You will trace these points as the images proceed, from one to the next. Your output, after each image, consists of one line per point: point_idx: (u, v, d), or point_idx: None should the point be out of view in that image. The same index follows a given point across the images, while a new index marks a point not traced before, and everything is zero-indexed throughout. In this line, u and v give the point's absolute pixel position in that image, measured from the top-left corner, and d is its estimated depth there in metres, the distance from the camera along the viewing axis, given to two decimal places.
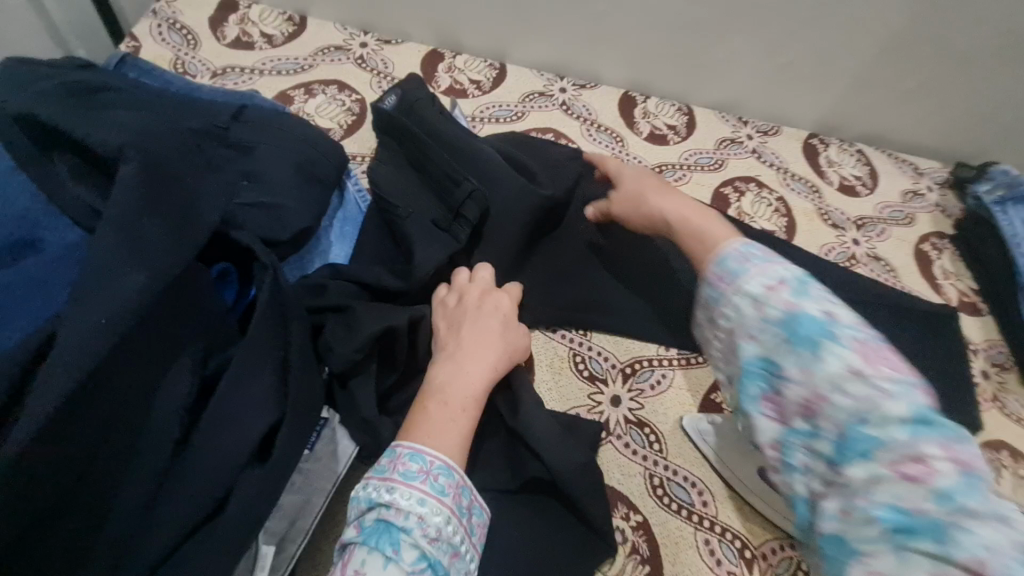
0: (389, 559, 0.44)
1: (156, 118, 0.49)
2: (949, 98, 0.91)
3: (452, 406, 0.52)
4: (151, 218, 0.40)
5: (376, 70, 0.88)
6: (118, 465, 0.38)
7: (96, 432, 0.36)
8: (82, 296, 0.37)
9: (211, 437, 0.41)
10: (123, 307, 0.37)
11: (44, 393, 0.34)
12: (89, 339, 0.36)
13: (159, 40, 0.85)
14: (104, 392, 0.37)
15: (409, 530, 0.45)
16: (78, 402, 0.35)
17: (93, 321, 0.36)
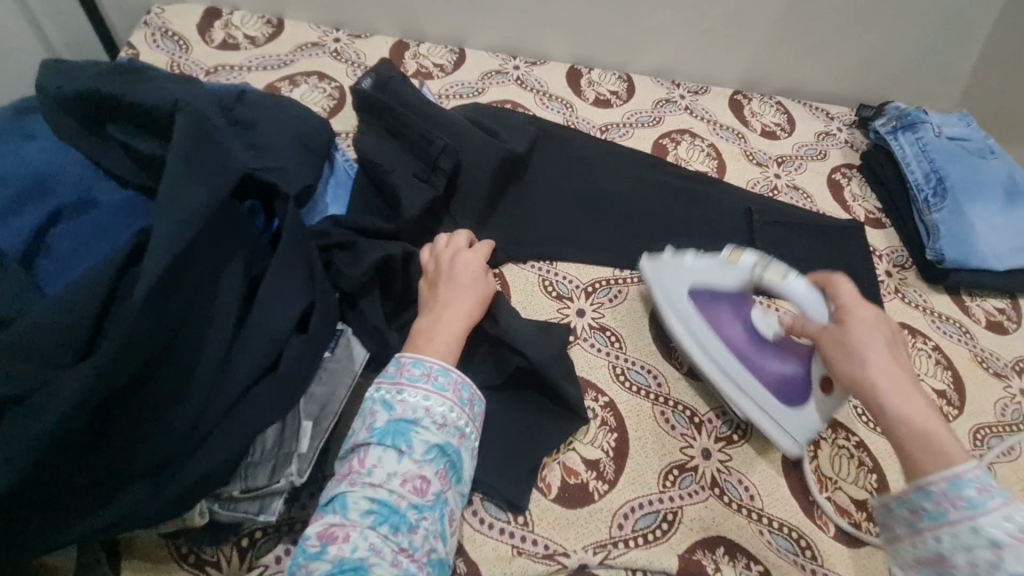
0: (404, 453, 0.54)
1: (186, 86, 0.59)
2: (842, 50, 1.08)
3: (444, 326, 0.63)
4: (207, 147, 0.50)
5: (350, 60, 1.00)
6: (195, 336, 0.47)
7: (182, 306, 0.46)
8: (162, 200, 0.46)
9: (261, 319, 0.51)
10: (197, 209, 0.46)
11: (148, 270, 0.43)
12: (176, 231, 0.45)
13: (153, 47, 0.95)
14: (185, 278, 0.46)
15: (420, 425, 0.56)
16: (168, 282, 0.44)
17: (176, 218, 0.45)
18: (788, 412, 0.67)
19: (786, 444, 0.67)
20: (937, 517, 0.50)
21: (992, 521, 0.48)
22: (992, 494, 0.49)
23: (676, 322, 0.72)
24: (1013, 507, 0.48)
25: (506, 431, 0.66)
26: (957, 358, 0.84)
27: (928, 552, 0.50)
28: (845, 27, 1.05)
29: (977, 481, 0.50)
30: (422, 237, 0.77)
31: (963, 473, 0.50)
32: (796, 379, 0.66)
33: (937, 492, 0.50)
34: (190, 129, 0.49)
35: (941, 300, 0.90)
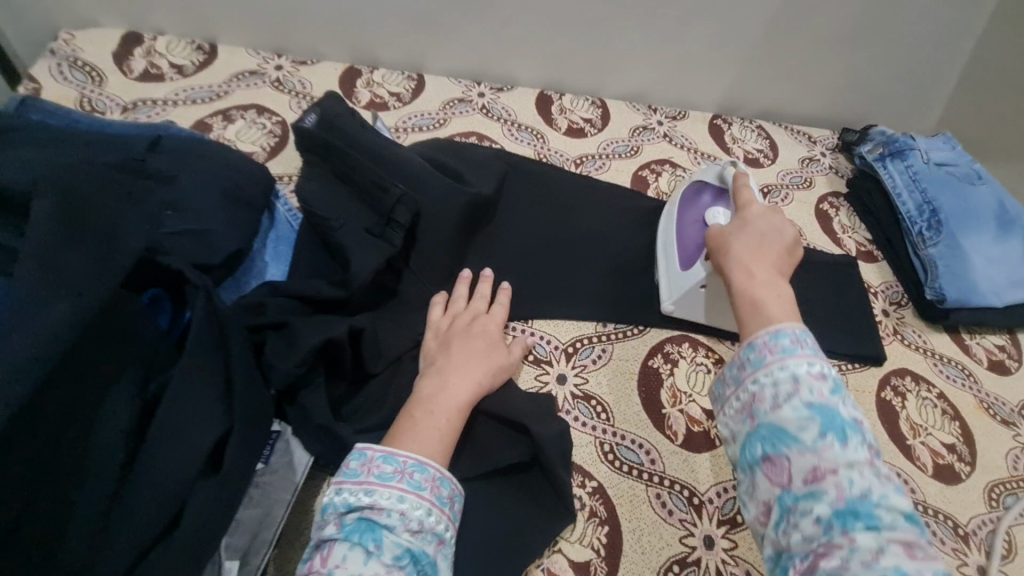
0: (371, 554, 0.45)
1: (68, 150, 0.48)
2: (822, 71, 1.02)
3: (437, 415, 0.54)
4: (74, 243, 0.38)
5: (294, 90, 0.89)
6: (62, 490, 0.36)
7: (38, 458, 0.35)
8: (6, 324, 0.35)
9: (157, 455, 0.40)
10: (52, 332, 0.35)
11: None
12: (21, 367, 0.34)
13: (61, 79, 0.83)
14: (44, 420, 0.35)
15: (392, 526, 0.47)
16: (13, 435, 0.34)
17: (22, 350, 0.34)
18: (676, 275, 0.73)
19: (662, 297, 0.75)
20: (756, 362, 0.50)
21: (796, 362, 0.48)
22: (803, 343, 0.49)
23: (670, 202, 0.82)
24: (817, 355, 0.49)
25: (484, 535, 0.56)
26: (963, 406, 0.78)
27: (747, 399, 0.50)
28: (828, 48, 0.99)
29: (793, 334, 0.50)
30: (379, 300, 0.67)
31: (782, 327, 0.51)
32: (696, 256, 0.72)
33: (758, 342, 0.51)
34: (52, 222, 0.38)
35: (940, 340, 0.85)
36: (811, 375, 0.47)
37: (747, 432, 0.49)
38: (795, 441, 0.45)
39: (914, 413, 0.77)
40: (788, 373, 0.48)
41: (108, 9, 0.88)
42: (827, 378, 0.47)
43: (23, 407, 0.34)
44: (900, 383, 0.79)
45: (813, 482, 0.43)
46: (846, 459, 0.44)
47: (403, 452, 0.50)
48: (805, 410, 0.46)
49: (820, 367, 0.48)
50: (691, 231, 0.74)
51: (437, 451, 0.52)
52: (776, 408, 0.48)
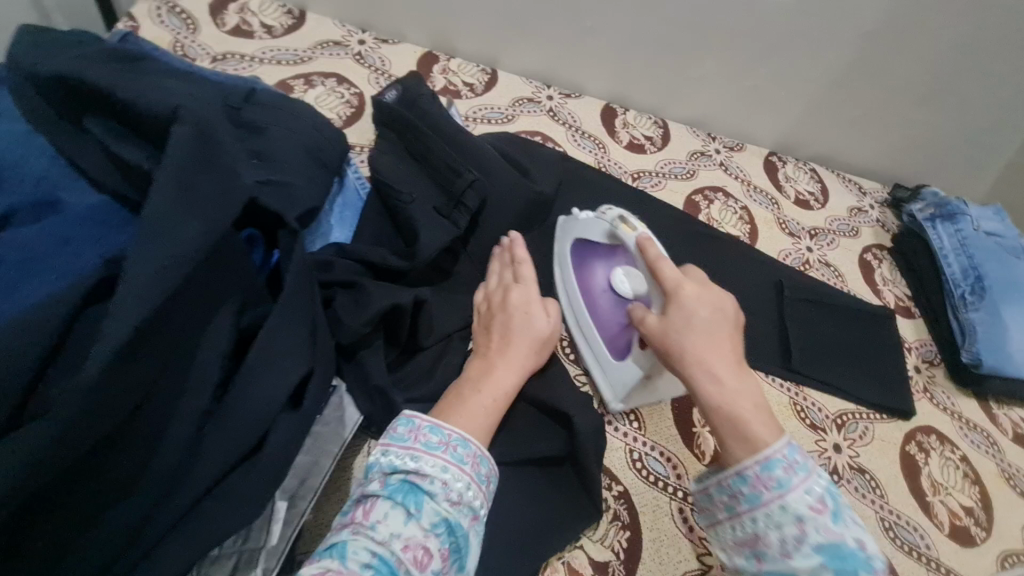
0: (411, 516, 0.45)
1: (190, 87, 0.50)
2: (883, 127, 1.04)
3: (482, 394, 0.55)
4: (205, 173, 0.40)
5: (374, 66, 0.92)
6: (163, 406, 0.37)
7: (151, 372, 0.36)
8: (144, 236, 0.36)
9: (246, 385, 0.40)
10: (185, 253, 0.37)
11: (111, 329, 0.33)
12: (154, 279, 0.35)
13: (157, 22, 0.86)
14: (161, 334, 0.36)
15: (434, 494, 0.46)
16: (136, 344, 0.35)
17: (159, 262, 0.36)
18: (610, 366, 0.68)
19: (607, 395, 0.68)
20: (752, 499, 0.47)
21: (791, 493, 0.46)
22: (796, 469, 0.47)
23: (561, 268, 0.76)
24: (812, 479, 0.46)
25: (511, 519, 0.57)
26: (985, 473, 0.79)
27: (734, 521, 0.49)
28: (896, 105, 1.00)
29: (784, 461, 0.47)
30: (435, 278, 0.69)
31: (770, 453, 0.47)
32: (624, 346, 0.67)
33: (751, 475, 0.48)
34: (189, 150, 0.40)
35: (969, 405, 0.85)
36: (811, 510, 0.45)
37: (750, 571, 0.47)
38: (763, 550, 0.46)
39: (937, 472, 0.77)
40: (790, 513, 0.45)
41: None
42: (828, 507, 0.45)
43: (149, 318, 0.35)
44: (925, 441, 0.79)
45: (772, 570, 0.46)
46: (806, 560, 0.44)
47: (447, 425, 0.51)
48: (813, 556, 0.44)
49: (817, 494, 0.46)
50: (603, 303, 0.70)
51: (478, 429, 0.53)
52: (784, 554, 0.45)
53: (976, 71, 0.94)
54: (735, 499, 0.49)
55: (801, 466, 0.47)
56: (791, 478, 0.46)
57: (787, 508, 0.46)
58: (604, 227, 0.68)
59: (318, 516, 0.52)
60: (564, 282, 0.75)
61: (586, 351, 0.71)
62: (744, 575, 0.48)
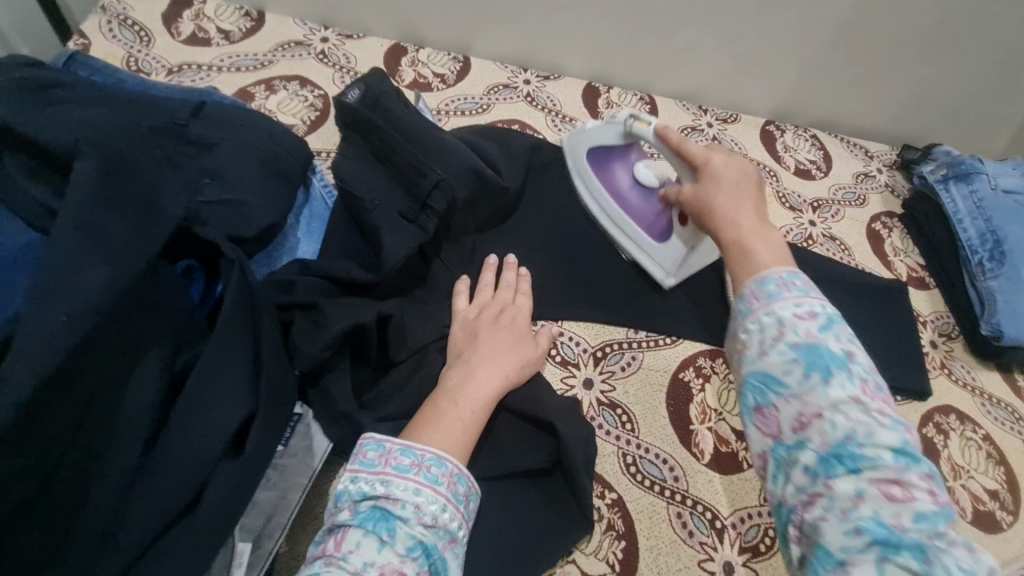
0: (384, 544, 0.44)
1: (114, 112, 0.47)
2: (886, 87, 0.97)
3: (460, 406, 0.53)
4: (117, 209, 0.37)
5: (338, 64, 0.88)
6: (87, 465, 0.35)
7: (65, 431, 0.34)
8: (41, 291, 0.33)
9: (178, 434, 0.38)
10: (88, 302, 0.34)
11: (5, 393, 0.31)
12: (52, 335, 0.33)
13: (110, 37, 0.83)
14: (71, 389, 0.34)
15: (407, 518, 0.45)
16: (37, 407, 0.32)
17: (55, 319, 0.33)
18: (657, 249, 0.72)
19: (660, 273, 0.73)
20: (745, 313, 0.48)
21: (783, 305, 0.46)
22: (789, 287, 0.47)
23: (577, 174, 0.78)
24: (807, 296, 0.47)
25: (496, 538, 0.55)
26: (1010, 451, 0.74)
27: (737, 344, 0.48)
28: (901, 60, 0.93)
29: (779, 280, 0.48)
30: (408, 287, 0.66)
31: (767, 275, 0.49)
32: (665, 227, 0.71)
33: (746, 293, 0.49)
34: (97, 186, 0.37)
35: (990, 378, 0.80)
36: (798, 316, 0.45)
37: (739, 381, 0.47)
38: (768, 372, 0.45)
39: (958, 454, 0.72)
40: (774, 317, 0.46)
41: None
42: (817, 317, 0.45)
43: (50, 377, 0.32)
44: (944, 421, 0.75)
45: (798, 428, 0.43)
46: (831, 401, 0.42)
47: (421, 446, 0.49)
48: (793, 358, 0.44)
49: (810, 307, 0.46)
50: (637, 199, 0.73)
51: (456, 445, 0.50)
52: (765, 354, 0.45)
53: (987, 16, 0.86)
54: (745, 329, 0.47)
55: (825, 313, 0.46)
56: (803, 301, 0.46)
57: (815, 345, 0.44)
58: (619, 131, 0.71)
59: (293, 550, 0.50)
60: (590, 191, 0.77)
61: (610, 224, 0.76)
62: (736, 392, 0.48)
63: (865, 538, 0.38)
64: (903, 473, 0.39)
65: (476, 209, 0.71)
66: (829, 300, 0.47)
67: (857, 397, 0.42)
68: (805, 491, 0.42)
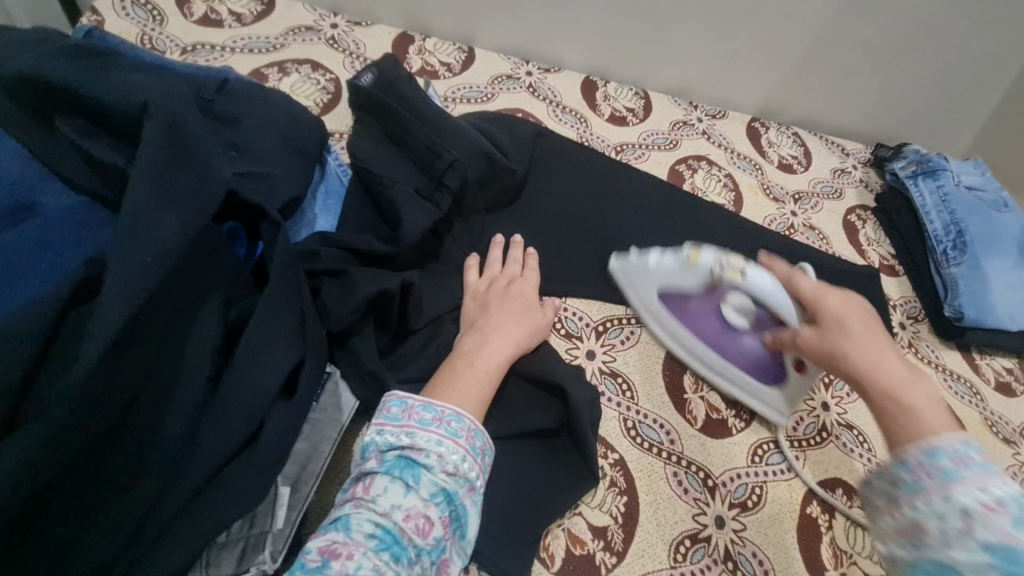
0: (410, 489, 0.47)
1: (156, 79, 0.49)
2: (864, 89, 1.04)
3: (477, 368, 0.57)
4: (181, 167, 0.40)
5: (348, 50, 0.90)
6: (157, 401, 0.38)
7: (144, 366, 0.37)
8: (123, 234, 0.36)
9: (237, 376, 0.41)
10: (166, 248, 0.37)
11: (97, 325, 0.33)
12: (138, 274, 0.35)
13: (123, 16, 0.84)
14: (148, 328, 0.37)
15: (430, 467, 0.48)
16: (123, 340, 0.35)
17: (140, 259, 0.36)
18: (766, 392, 0.69)
19: (771, 413, 0.69)
20: (912, 487, 0.44)
21: (964, 489, 0.42)
22: (969, 465, 0.43)
23: (648, 315, 0.74)
24: (991, 478, 0.42)
25: (508, 493, 0.59)
26: (968, 421, 0.81)
27: (908, 522, 0.44)
28: (878, 62, 1.00)
29: (953, 452, 0.44)
30: (422, 261, 0.69)
31: (938, 443, 0.45)
32: (775, 371, 0.68)
33: (911, 461, 0.45)
34: (163, 144, 0.39)
35: (951, 357, 0.88)
36: (986, 507, 0.41)
37: (906, 559, 0.44)
38: (949, 564, 0.41)
39: None
40: (954, 504, 0.42)
41: None
42: (1007, 503, 0.41)
43: (135, 313, 0.35)
44: None
45: None
46: None
47: (441, 402, 0.52)
48: (980, 554, 0.40)
49: (996, 494, 0.41)
50: (705, 323, 0.71)
51: (472, 403, 0.54)
52: (943, 544, 0.41)
53: (954, 25, 0.94)
54: (913, 505, 0.44)
55: (1014, 499, 0.41)
56: (988, 488, 0.41)
57: (1008, 543, 0.39)
58: (705, 276, 0.66)
59: (321, 499, 0.53)
60: (663, 330, 0.73)
61: (653, 322, 0.74)
62: (902, 567, 0.44)
63: None
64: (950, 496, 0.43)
65: (483, 191, 0.75)
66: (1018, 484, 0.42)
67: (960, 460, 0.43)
68: None
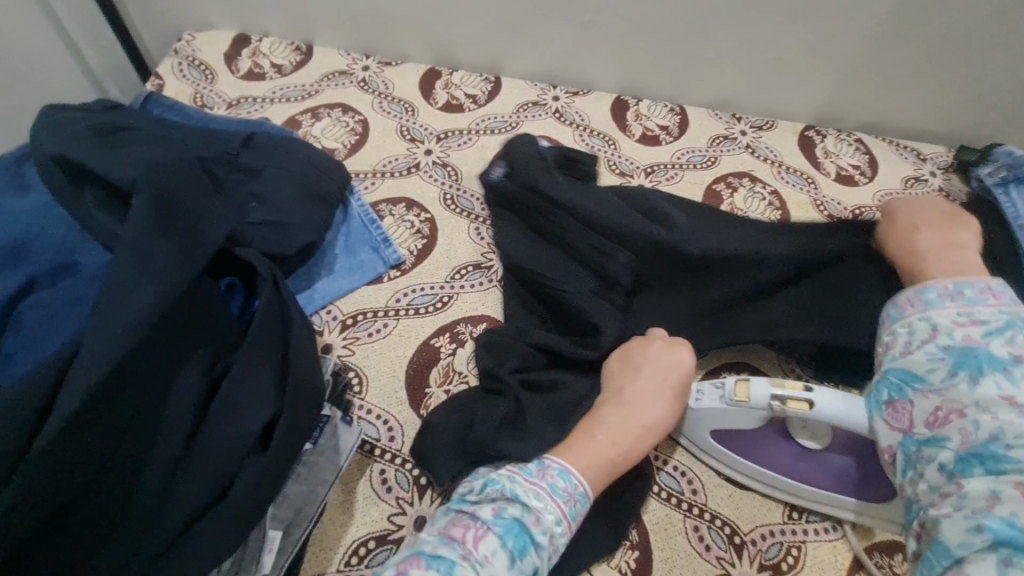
0: (515, 563, 0.46)
1: (170, 147, 0.55)
2: (939, 87, 0.92)
3: (601, 446, 0.55)
4: (163, 237, 0.45)
5: (377, 91, 0.94)
6: (134, 457, 0.42)
7: (116, 426, 0.41)
8: (100, 310, 0.41)
9: (210, 434, 0.45)
10: (133, 322, 0.41)
11: (69, 395, 0.39)
12: (104, 348, 0.40)
13: (180, 77, 0.93)
14: (120, 393, 0.41)
15: (540, 546, 0.47)
16: (89, 407, 0.40)
17: (109, 333, 0.41)
18: (849, 504, 0.59)
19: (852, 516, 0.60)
20: (898, 316, 0.57)
21: (941, 313, 0.54)
22: (952, 297, 0.55)
23: (693, 443, 0.63)
24: (976, 305, 0.54)
25: None
26: None
27: (922, 332, 0.54)
28: (957, 57, 0.87)
29: (942, 289, 0.56)
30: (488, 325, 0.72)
31: (972, 284, 0.55)
32: (850, 479, 0.59)
33: (901, 300, 0.57)
34: (147, 220, 0.45)
35: None
36: (956, 323, 0.53)
37: (925, 433, 0.50)
38: (910, 371, 0.53)
39: None
40: (927, 322, 0.54)
41: (223, 12, 0.97)
42: (976, 323, 0.53)
43: (102, 383, 0.40)
44: None
45: (932, 425, 0.50)
46: (971, 400, 0.49)
47: (575, 474, 0.52)
48: (961, 371, 0.51)
49: (973, 315, 0.53)
50: (778, 455, 0.60)
51: (591, 472, 0.53)
52: (909, 353, 0.54)
53: None
54: (892, 333, 0.56)
55: (995, 321, 0.53)
56: (965, 311, 0.54)
57: (971, 347, 0.51)
58: (761, 415, 0.58)
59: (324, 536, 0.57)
60: (727, 468, 0.63)
61: (718, 464, 0.63)
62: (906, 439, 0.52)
63: (987, 535, 0.43)
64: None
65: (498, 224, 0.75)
66: (1015, 306, 0.53)
67: (1009, 398, 0.48)
68: (946, 484, 0.47)
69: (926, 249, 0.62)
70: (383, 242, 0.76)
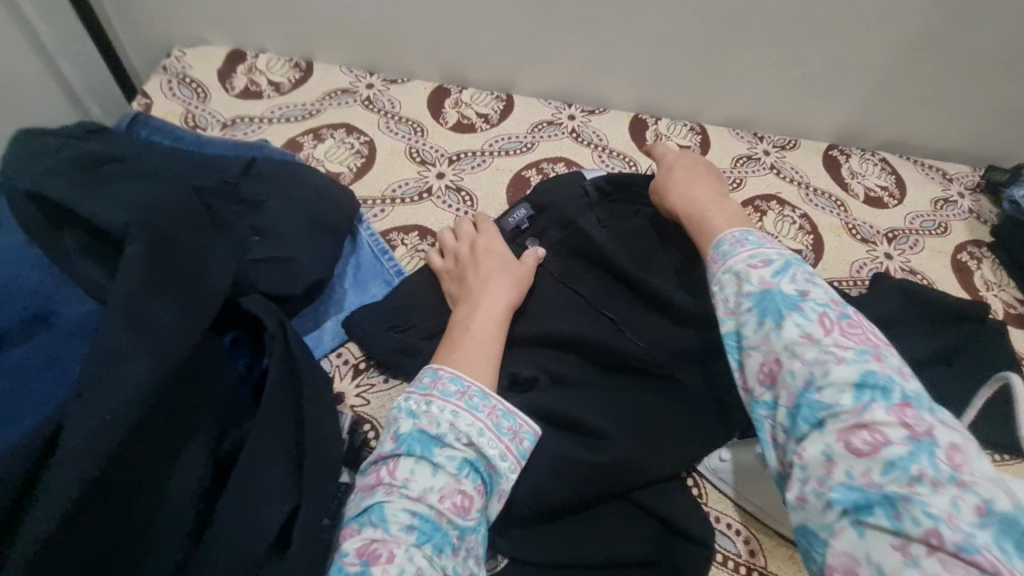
0: (436, 468, 0.47)
1: (160, 181, 0.51)
2: (967, 106, 0.89)
3: (478, 338, 0.57)
4: (159, 298, 0.44)
5: (383, 110, 0.88)
6: (134, 544, 0.40)
7: (114, 513, 0.39)
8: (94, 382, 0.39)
9: (223, 532, 0.42)
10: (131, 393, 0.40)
11: (62, 481, 0.37)
12: (104, 421, 0.39)
13: (169, 95, 0.87)
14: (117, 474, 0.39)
15: (444, 439, 0.48)
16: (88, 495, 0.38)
17: (106, 408, 0.39)
18: None
19: None
20: (710, 276, 0.51)
21: (736, 260, 0.48)
22: (742, 244, 0.50)
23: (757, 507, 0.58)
24: (760, 248, 0.49)
25: None
26: None
27: (724, 291, 0.48)
28: (987, 75, 0.84)
29: (733, 239, 0.51)
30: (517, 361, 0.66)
31: (722, 238, 0.52)
32: None
33: (709, 260, 0.52)
34: (142, 275, 0.43)
35: None
36: (750, 266, 0.47)
37: (769, 399, 0.43)
38: (733, 330, 0.46)
39: None
40: (730, 272, 0.48)
41: (215, 27, 0.91)
42: (769, 265, 0.47)
43: (101, 468, 0.38)
44: None
45: (767, 381, 0.43)
46: (784, 345, 0.43)
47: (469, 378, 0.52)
48: (783, 321, 0.43)
49: (763, 256, 0.48)
50: None
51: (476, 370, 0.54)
52: (728, 312, 0.47)
53: None
54: (713, 290, 0.49)
55: (779, 260, 0.47)
56: (755, 253, 0.48)
57: (767, 289, 0.45)
58: None
59: None
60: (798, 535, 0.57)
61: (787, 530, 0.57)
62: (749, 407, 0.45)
63: (835, 507, 0.37)
64: (867, 416, 0.38)
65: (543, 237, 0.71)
66: (785, 249, 0.48)
67: (811, 335, 0.42)
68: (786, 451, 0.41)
69: (702, 200, 0.60)
70: (395, 277, 0.71)
